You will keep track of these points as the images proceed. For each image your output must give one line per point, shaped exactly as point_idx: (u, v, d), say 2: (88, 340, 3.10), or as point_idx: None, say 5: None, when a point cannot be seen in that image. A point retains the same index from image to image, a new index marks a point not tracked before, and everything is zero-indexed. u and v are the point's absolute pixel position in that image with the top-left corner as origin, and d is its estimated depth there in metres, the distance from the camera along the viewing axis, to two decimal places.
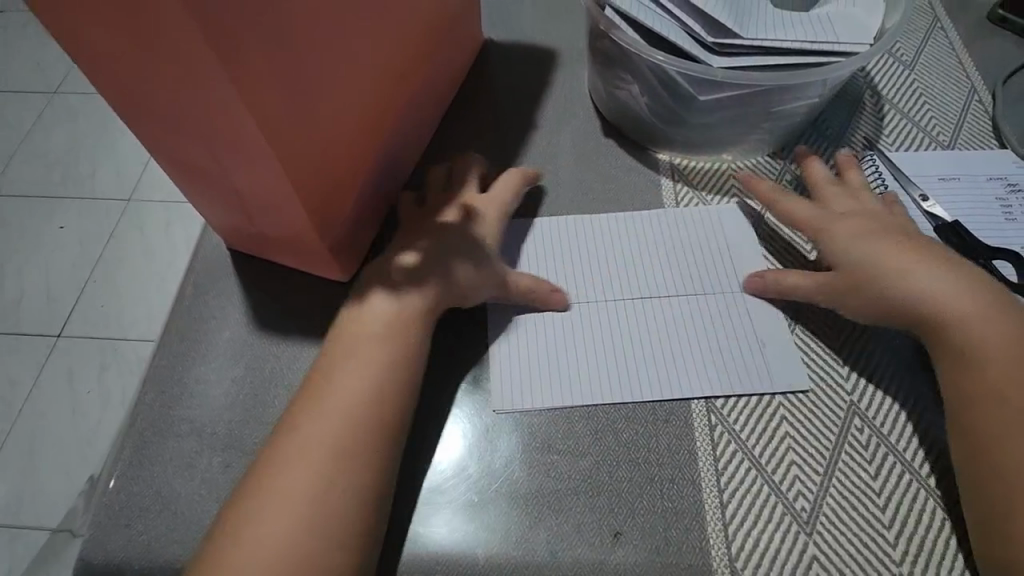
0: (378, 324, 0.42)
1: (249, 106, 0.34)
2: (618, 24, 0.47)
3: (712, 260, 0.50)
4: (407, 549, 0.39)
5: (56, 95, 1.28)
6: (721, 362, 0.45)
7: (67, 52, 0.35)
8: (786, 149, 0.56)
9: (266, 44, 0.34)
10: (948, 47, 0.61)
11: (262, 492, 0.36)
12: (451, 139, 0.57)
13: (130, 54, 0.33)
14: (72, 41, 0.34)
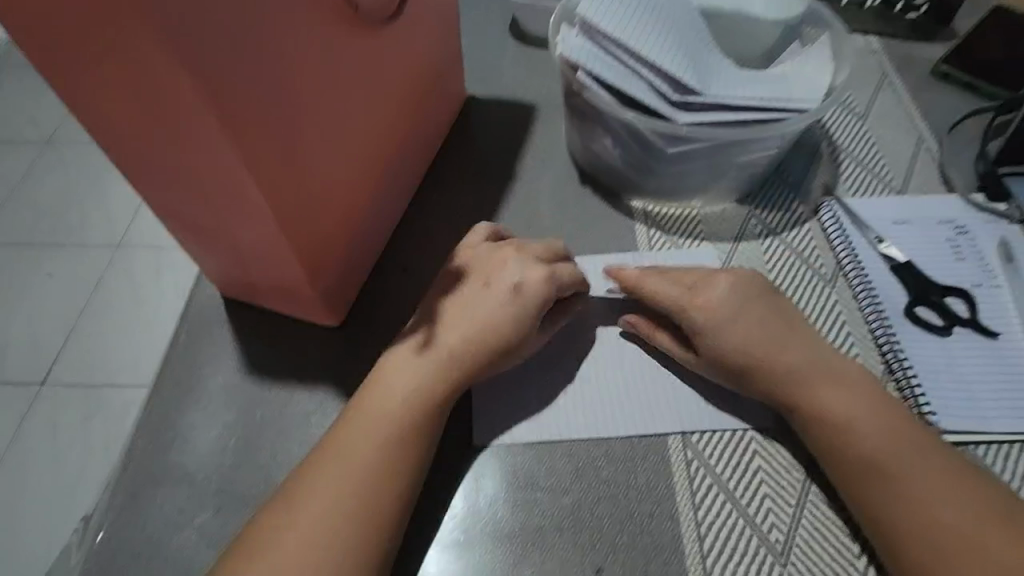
0: (404, 393, 0.42)
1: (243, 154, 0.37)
2: (591, 85, 0.51)
3: None
4: None
5: (49, 145, 1.31)
6: (694, 401, 0.47)
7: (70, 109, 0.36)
8: (750, 196, 0.59)
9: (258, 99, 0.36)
10: (895, 100, 0.67)
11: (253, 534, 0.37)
12: (437, 189, 0.60)
13: (133, 113, 0.35)
14: (77, 101, 0.36)
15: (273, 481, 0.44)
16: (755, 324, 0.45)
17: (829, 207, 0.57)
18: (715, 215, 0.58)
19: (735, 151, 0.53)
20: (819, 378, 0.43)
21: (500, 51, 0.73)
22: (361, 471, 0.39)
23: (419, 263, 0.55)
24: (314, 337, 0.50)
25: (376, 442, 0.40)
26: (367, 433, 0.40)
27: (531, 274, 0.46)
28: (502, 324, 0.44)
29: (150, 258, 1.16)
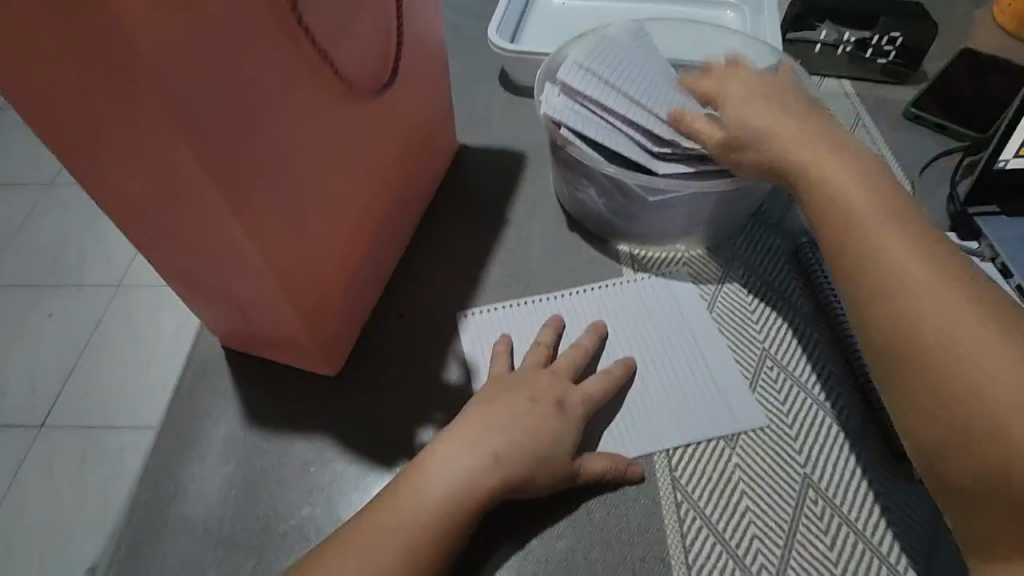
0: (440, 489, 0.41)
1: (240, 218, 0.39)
2: (573, 139, 0.54)
3: (676, 323, 0.55)
4: None
5: (50, 189, 1.34)
6: (693, 410, 0.50)
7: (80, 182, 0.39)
8: (732, 237, 0.61)
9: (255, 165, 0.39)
10: (868, 141, 0.70)
11: None
12: (432, 235, 0.63)
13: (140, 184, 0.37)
14: (87, 176, 0.38)
15: (273, 531, 0.45)
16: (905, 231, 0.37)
17: (808, 247, 0.59)
18: (699, 257, 0.60)
19: (713, 196, 0.55)
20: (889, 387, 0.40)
21: (490, 101, 0.76)
22: (392, 563, 0.39)
23: (414, 310, 0.57)
24: (313, 386, 0.52)
25: (407, 542, 0.39)
26: (399, 530, 0.40)
27: (572, 393, 0.47)
28: (544, 436, 0.44)
29: (149, 297, 1.18)
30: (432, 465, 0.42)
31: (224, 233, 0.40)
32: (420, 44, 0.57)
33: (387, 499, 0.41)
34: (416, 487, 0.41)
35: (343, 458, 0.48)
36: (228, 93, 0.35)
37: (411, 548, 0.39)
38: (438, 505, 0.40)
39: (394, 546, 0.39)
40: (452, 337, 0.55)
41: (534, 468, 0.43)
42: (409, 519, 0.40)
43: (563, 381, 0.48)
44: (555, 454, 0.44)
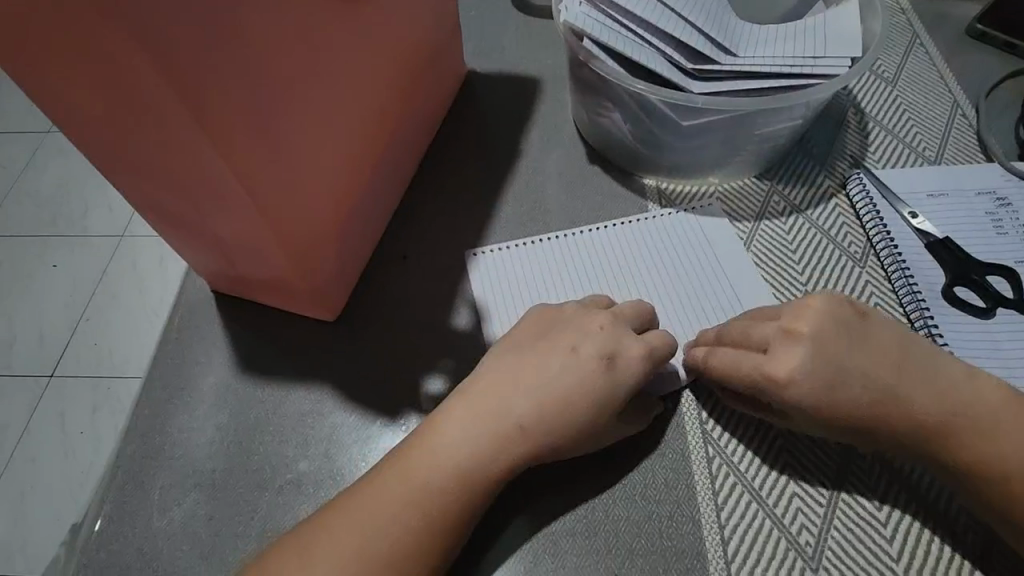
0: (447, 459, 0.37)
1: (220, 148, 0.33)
2: (597, 55, 0.47)
3: (703, 256, 0.50)
4: None
5: (47, 135, 1.28)
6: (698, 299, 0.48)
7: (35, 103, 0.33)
8: (771, 170, 0.55)
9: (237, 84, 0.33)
10: (927, 62, 0.62)
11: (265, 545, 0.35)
12: (437, 169, 0.57)
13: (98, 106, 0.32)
14: (40, 94, 0.32)
15: (269, 486, 0.42)
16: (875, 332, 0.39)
17: (858, 180, 0.53)
18: (732, 191, 0.54)
19: (755, 123, 0.48)
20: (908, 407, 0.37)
21: (503, 21, 0.68)
22: (401, 523, 0.35)
23: (418, 250, 0.52)
24: (310, 332, 0.48)
25: (409, 498, 0.36)
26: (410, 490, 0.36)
27: (628, 346, 0.40)
28: (590, 404, 0.38)
29: (154, 248, 1.11)
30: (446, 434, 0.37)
31: (197, 159, 0.34)
32: None
33: (398, 467, 0.37)
34: (429, 456, 0.37)
35: (343, 410, 0.45)
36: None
37: (419, 502, 0.36)
38: (456, 480, 0.36)
39: (407, 509, 0.35)
40: (459, 280, 0.50)
41: (572, 437, 0.38)
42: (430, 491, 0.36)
43: (618, 330, 0.41)
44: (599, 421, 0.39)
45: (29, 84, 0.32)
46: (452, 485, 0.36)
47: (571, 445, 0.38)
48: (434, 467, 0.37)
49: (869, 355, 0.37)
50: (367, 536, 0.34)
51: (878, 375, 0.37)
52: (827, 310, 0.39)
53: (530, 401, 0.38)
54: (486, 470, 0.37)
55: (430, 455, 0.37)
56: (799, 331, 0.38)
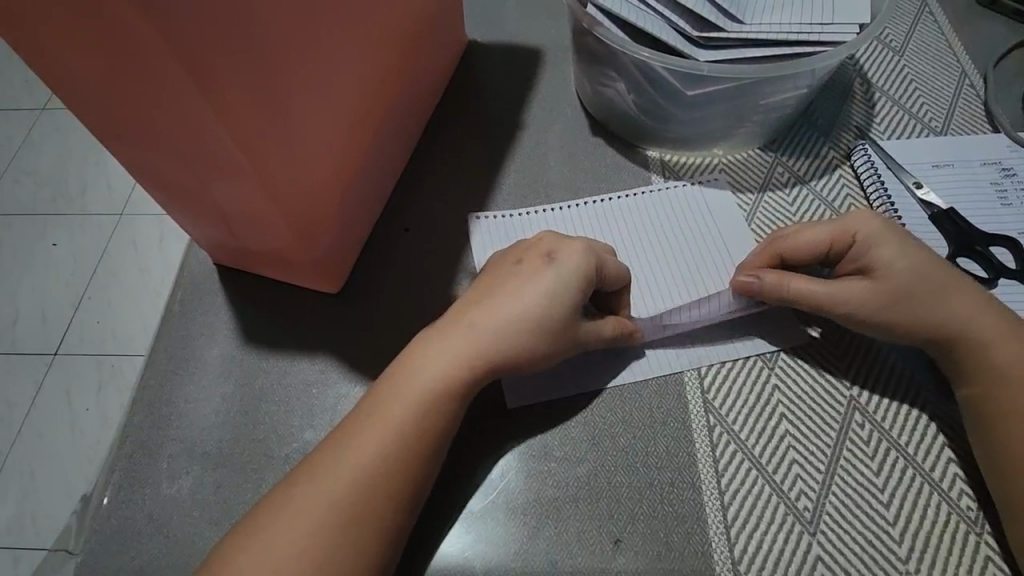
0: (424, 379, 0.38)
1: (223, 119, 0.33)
2: (601, 21, 0.47)
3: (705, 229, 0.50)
4: (421, 561, 0.38)
5: (43, 113, 1.26)
6: (696, 269, 0.48)
7: (34, 70, 0.33)
8: (776, 141, 0.55)
9: (240, 57, 0.32)
10: (936, 31, 0.61)
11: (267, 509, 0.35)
12: (440, 141, 0.57)
13: (98, 74, 0.31)
14: (42, 63, 0.32)
15: (275, 455, 0.42)
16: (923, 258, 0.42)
17: (863, 151, 0.53)
18: (735, 163, 0.54)
19: (761, 92, 0.48)
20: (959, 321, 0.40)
21: None
22: (395, 479, 0.36)
23: (420, 222, 0.52)
24: (313, 304, 0.48)
25: (399, 454, 0.36)
26: (395, 432, 0.36)
27: (567, 244, 0.41)
28: (532, 300, 0.39)
29: (154, 225, 1.10)
30: (419, 356, 0.38)
31: (197, 127, 0.34)
32: None
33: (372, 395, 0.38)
34: (398, 381, 0.38)
35: (347, 380, 0.45)
36: None
37: (414, 460, 0.36)
38: (429, 397, 0.37)
39: (395, 455, 0.36)
40: (462, 252, 0.50)
41: (527, 337, 0.39)
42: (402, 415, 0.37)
43: (554, 237, 0.43)
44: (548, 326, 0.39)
45: (25, 50, 0.31)
46: (421, 411, 0.37)
47: (535, 349, 0.39)
48: (405, 387, 0.37)
49: (919, 264, 0.41)
50: (364, 492, 0.35)
51: (931, 278, 0.40)
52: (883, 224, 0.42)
53: (485, 307, 0.39)
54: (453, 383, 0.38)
55: (406, 376, 0.38)
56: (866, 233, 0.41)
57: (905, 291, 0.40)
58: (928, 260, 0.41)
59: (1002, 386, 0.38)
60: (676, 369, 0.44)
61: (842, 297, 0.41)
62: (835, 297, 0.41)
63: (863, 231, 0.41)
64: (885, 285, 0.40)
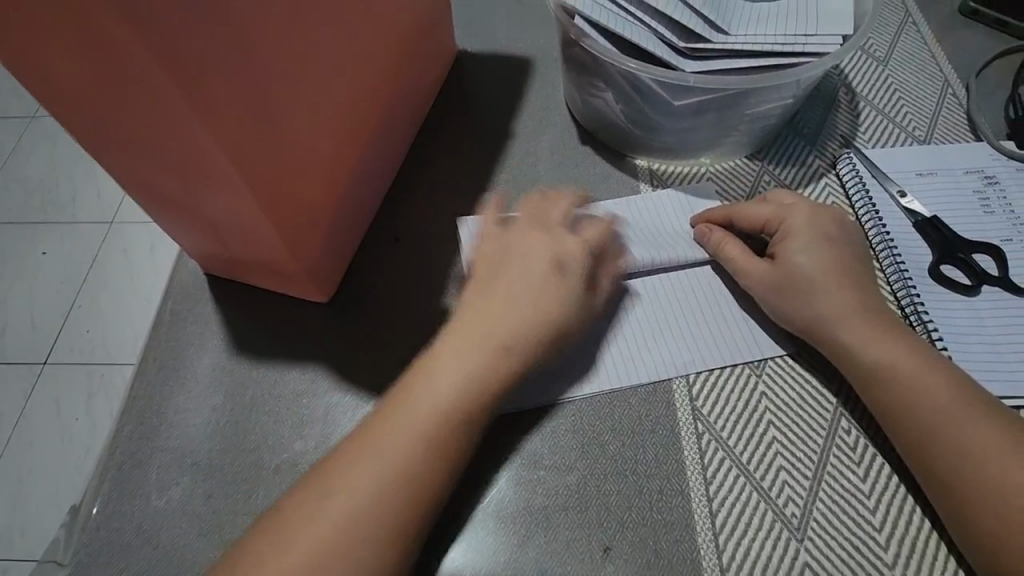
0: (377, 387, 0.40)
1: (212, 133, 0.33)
2: (588, 33, 0.47)
3: (668, 242, 0.49)
4: None
5: (33, 120, 1.26)
6: (647, 286, 0.48)
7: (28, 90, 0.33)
8: (763, 150, 0.56)
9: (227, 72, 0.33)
10: (920, 41, 0.62)
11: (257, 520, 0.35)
12: (430, 150, 0.57)
13: (88, 89, 0.31)
14: (36, 83, 0.32)
15: (264, 466, 0.42)
16: (845, 257, 0.45)
17: (848, 160, 0.53)
18: (723, 171, 0.55)
19: (746, 102, 0.48)
20: (860, 325, 0.41)
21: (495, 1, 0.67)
22: None
23: (410, 231, 0.52)
24: (304, 313, 0.48)
25: None
26: None
27: None
28: None
29: (145, 233, 1.09)
30: None
31: (185, 136, 0.34)
32: None
33: None
34: None
35: (337, 389, 0.45)
36: None
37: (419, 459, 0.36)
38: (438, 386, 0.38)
39: None
40: (452, 261, 0.51)
41: None
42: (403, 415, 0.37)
43: None
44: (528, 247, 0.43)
45: (14, 65, 0.31)
46: None
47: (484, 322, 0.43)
48: None
49: (823, 258, 0.44)
50: None
51: (831, 270, 0.43)
52: (813, 219, 0.46)
53: None
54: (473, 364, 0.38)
55: None
56: (790, 223, 0.46)
57: (796, 279, 0.43)
58: (833, 258, 0.44)
59: (888, 390, 0.40)
60: (664, 376, 0.44)
61: (749, 272, 0.45)
62: (745, 267, 0.46)
63: (797, 220, 0.46)
64: (782, 268, 0.44)
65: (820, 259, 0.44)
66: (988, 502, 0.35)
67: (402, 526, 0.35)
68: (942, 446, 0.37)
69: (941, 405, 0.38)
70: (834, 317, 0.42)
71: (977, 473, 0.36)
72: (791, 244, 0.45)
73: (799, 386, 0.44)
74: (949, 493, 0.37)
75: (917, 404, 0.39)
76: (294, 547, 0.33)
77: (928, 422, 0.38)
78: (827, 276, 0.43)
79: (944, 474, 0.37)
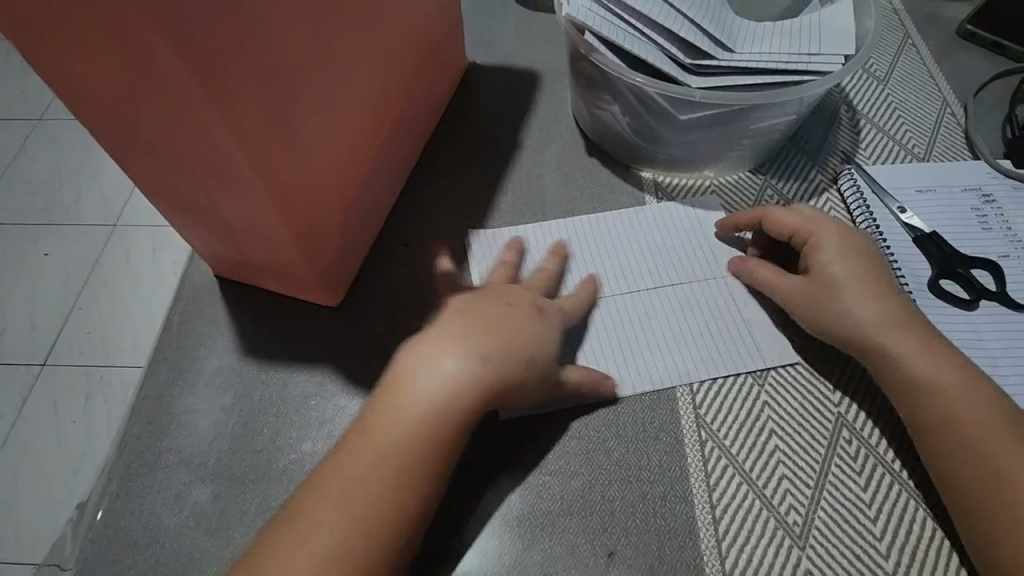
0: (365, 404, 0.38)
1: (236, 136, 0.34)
2: (598, 48, 0.49)
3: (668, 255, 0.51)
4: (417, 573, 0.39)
5: (40, 122, 1.28)
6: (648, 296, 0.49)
7: (57, 94, 0.35)
8: (765, 165, 0.57)
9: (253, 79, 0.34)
10: (919, 62, 0.63)
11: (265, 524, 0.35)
12: (439, 159, 0.58)
13: (117, 91, 0.32)
14: (66, 87, 0.34)
15: (272, 467, 0.43)
16: (877, 266, 0.45)
17: (849, 176, 0.54)
18: (728, 185, 0.56)
19: (750, 117, 0.49)
20: (901, 338, 0.41)
21: (504, 16, 0.69)
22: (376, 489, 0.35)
23: (419, 238, 0.53)
24: (313, 318, 0.49)
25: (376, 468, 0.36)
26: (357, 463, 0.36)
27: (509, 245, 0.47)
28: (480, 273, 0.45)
29: (149, 236, 1.10)
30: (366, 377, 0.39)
31: (208, 139, 0.34)
32: None
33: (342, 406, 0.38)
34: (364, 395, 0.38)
35: (345, 392, 0.46)
36: None
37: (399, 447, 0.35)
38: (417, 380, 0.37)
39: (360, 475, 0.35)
40: (460, 267, 0.51)
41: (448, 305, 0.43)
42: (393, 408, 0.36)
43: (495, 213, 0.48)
44: (504, 291, 0.45)
45: (44, 67, 0.32)
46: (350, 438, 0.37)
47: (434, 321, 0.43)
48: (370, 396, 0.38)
49: (857, 265, 0.44)
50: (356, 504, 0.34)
51: (865, 278, 0.43)
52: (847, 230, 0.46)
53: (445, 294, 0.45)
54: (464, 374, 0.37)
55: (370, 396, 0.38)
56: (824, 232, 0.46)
57: (830, 286, 0.43)
58: (866, 267, 0.44)
59: (916, 395, 0.40)
60: (669, 385, 0.45)
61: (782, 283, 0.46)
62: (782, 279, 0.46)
63: (826, 231, 0.46)
64: (817, 276, 0.44)
65: (853, 266, 0.44)
66: (1003, 509, 0.36)
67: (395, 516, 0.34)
68: (965, 452, 0.38)
69: (983, 423, 0.38)
70: (870, 327, 0.42)
71: (998, 485, 0.36)
72: (824, 251, 0.45)
73: (803, 395, 0.44)
74: (968, 499, 0.37)
75: (958, 419, 0.38)
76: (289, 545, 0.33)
77: (968, 438, 0.38)
78: (861, 283, 0.43)
79: (978, 492, 0.37)
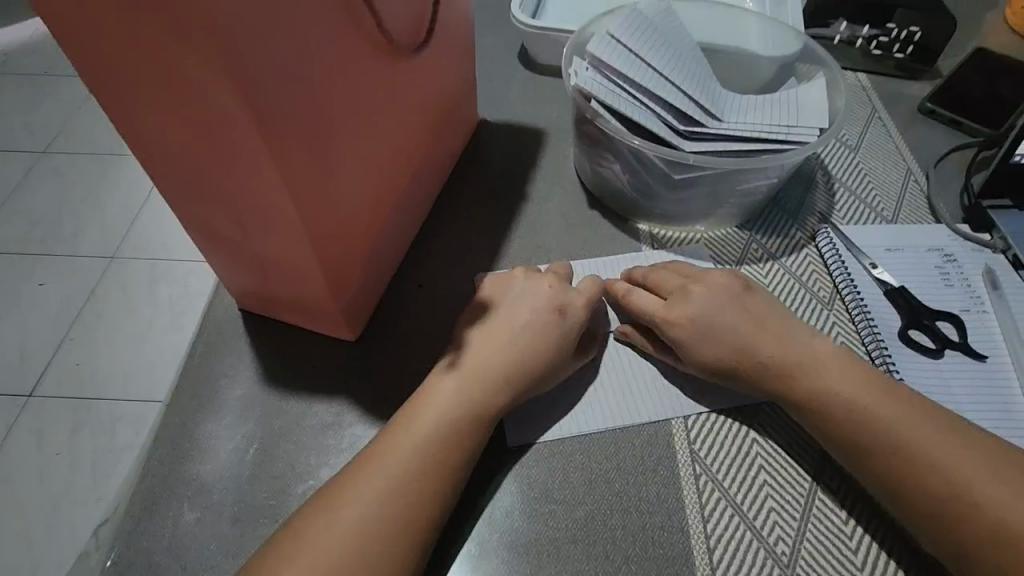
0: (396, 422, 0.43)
1: (285, 181, 0.38)
2: (602, 113, 0.54)
3: None
4: None
5: (44, 156, 1.31)
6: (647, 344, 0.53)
7: (124, 136, 0.39)
8: (750, 222, 0.62)
9: (304, 132, 0.38)
10: (886, 134, 0.70)
11: (287, 542, 0.37)
12: (452, 207, 0.62)
13: (183, 137, 0.37)
14: (136, 131, 0.38)
15: (292, 492, 0.45)
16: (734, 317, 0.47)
17: (825, 234, 0.60)
18: (717, 239, 0.61)
19: (736, 179, 0.55)
20: (833, 381, 0.44)
21: (511, 79, 0.75)
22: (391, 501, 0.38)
23: (433, 279, 0.57)
24: (334, 351, 0.52)
25: (393, 485, 0.39)
26: (391, 479, 0.39)
27: (573, 299, 0.49)
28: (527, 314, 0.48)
29: (148, 269, 1.12)
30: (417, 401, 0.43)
31: (257, 183, 0.38)
32: (453, 18, 0.56)
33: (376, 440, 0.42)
34: (409, 417, 0.42)
35: (361, 422, 0.48)
36: (282, 50, 0.34)
37: (435, 440, 0.41)
38: (450, 386, 0.44)
39: (384, 486, 0.39)
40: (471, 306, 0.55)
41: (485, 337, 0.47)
42: (423, 415, 0.42)
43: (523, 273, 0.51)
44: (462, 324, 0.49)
45: (122, 118, 0.37)
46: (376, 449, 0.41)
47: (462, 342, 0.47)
48: (407, 419, 0.42)
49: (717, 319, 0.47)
50: (373, 512, 0.38)
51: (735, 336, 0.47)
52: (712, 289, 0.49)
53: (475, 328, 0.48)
54: (466, 406, 0.43)
55: (403, 422, 0.42)
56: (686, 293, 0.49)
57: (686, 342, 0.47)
58: (717, 319, 0.47)
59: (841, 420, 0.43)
60: (665, 422, 0.49)
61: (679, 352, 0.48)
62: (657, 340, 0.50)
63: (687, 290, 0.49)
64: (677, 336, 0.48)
65: (718, 326, 0.47)
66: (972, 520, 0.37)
67: (420, 510, 0.39)
68: (901, 455, 0.40)
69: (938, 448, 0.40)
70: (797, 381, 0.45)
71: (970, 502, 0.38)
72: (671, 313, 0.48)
73: (790, 434, 0.48)
74: (920, 504, 0.39)
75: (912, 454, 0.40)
76: (315, 536, 0.36)
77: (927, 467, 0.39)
78: (735, 340, 0.46)
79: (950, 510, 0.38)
